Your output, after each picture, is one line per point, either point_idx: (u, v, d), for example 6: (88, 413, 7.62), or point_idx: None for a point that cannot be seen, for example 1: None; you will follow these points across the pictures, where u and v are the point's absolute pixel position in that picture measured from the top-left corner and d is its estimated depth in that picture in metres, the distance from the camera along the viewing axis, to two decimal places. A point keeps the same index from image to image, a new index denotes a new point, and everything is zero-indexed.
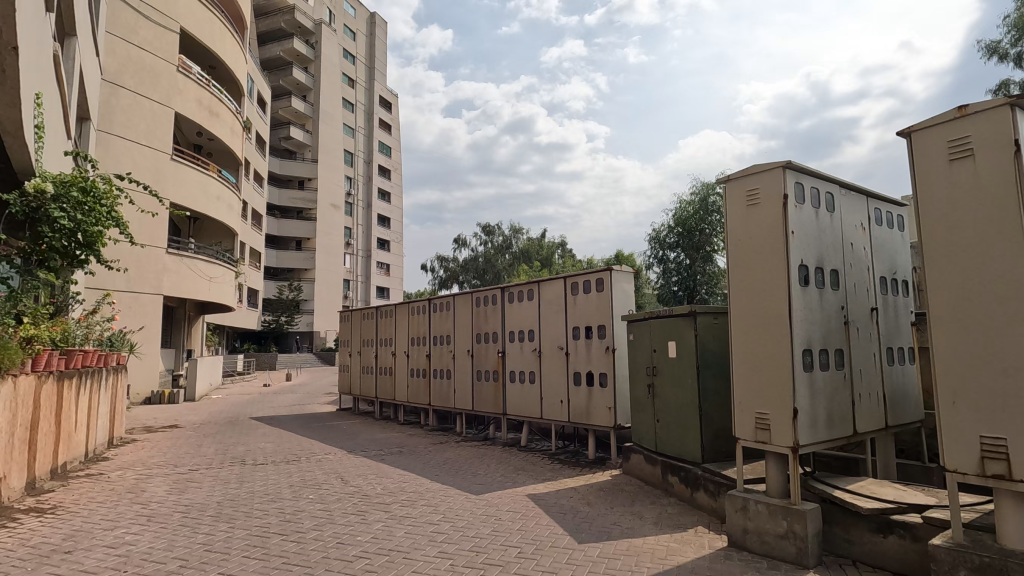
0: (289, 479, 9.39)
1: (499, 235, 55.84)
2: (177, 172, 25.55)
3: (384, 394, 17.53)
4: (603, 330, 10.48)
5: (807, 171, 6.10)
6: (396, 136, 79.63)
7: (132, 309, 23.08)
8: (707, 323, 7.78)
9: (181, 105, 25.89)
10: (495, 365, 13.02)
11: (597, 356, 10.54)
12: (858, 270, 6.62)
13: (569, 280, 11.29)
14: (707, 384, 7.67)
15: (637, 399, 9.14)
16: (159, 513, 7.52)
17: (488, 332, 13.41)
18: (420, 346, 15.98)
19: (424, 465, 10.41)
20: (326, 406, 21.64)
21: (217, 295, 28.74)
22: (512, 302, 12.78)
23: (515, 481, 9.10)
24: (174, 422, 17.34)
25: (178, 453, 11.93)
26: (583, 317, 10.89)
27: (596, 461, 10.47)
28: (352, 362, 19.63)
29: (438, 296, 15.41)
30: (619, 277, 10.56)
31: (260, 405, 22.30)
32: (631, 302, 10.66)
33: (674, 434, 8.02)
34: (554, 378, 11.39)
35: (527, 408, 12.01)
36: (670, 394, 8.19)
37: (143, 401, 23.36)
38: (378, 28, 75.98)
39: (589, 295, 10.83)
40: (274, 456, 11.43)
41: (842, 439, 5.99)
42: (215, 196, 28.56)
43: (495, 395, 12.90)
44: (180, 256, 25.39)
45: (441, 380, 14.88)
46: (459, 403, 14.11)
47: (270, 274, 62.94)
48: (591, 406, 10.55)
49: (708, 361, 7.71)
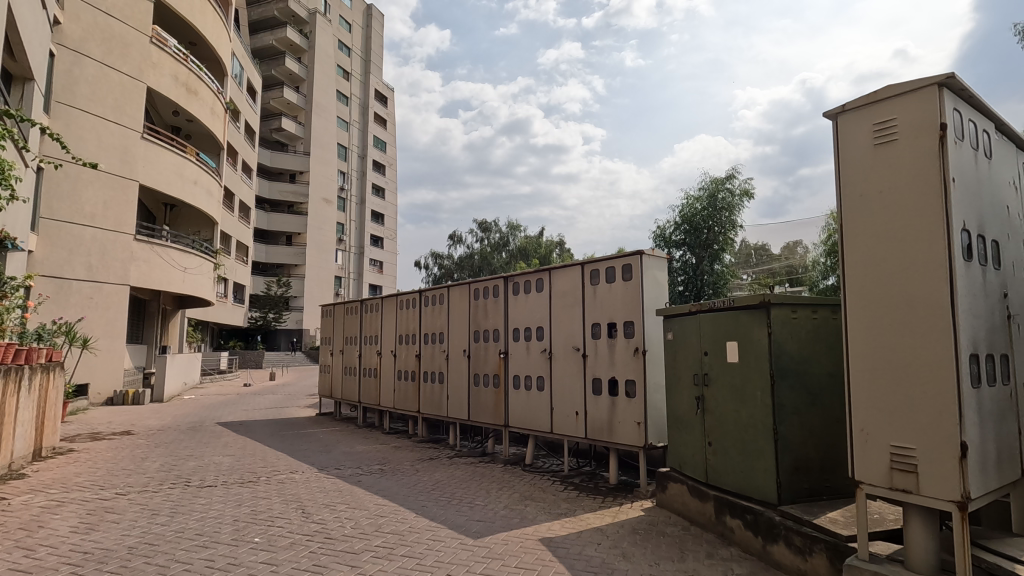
0: (235, 511, 7.37)
1: (495, 232, 53.98)
2: (148, 152, 23.40)
3: (368, 399, 15.54)
4: (630, 328, 8.58)
5: (966, 96, 4.20)
6: (390, 131, 77.60)
7: (93, 300, 21.00)
8: (783, 318, 5.88)
9: (154, 79, 23.79)
10: (496, 368, 11.08)
11: (623, 359, 8.63)
12: (1015, 244, 4.74)
13: (587, 267, 9.38)
14: (785, 399, 5.76)
15: (679, 414, 7.28)
16: (42, 565, 5.49)
17: (487, 330, 11.48)
18: (409, 346, 14.04)
19: (410, 491, 8.45)
20: (305, 410, 19.61)
21: (192, 288, 26.67)
22: (516, 294, 10.86)
23: (523, 518, 7.13)
24: (129, 427, 15.25)
25: (114, 469, 9.87)
26: (605, 311, 8.99)
27: (620, 487, 8.58)
28: (333, 361, 17.62)
29: (430, 288, 13.48)
30: (650, 263, 8.65)
31: (232, 408, 20.21)
32: (663, 293, 8.76)
33: (734, 463, 6.15)
34: (568, 385, 9.49)
35: (533, 420, 10.10)
36: (726, 410, 6.33)
37: (105, 402, 21.24)
38: (374, 20, 74.10)
39: (613, 285, 8.92)
40: (227, 476, 9.41)
41: (1012, 486, 4.12)
42: (192, 180, 26.50)
43: (495, 405, 10.96)
44: (151, 243, 23.36)
45: (432, 385, 12.94)
46: (452, 412, 12.17)
47: (258, 269, 60.63)
48: (614, 420, 8.64)
49: (786, 368, 5.80)
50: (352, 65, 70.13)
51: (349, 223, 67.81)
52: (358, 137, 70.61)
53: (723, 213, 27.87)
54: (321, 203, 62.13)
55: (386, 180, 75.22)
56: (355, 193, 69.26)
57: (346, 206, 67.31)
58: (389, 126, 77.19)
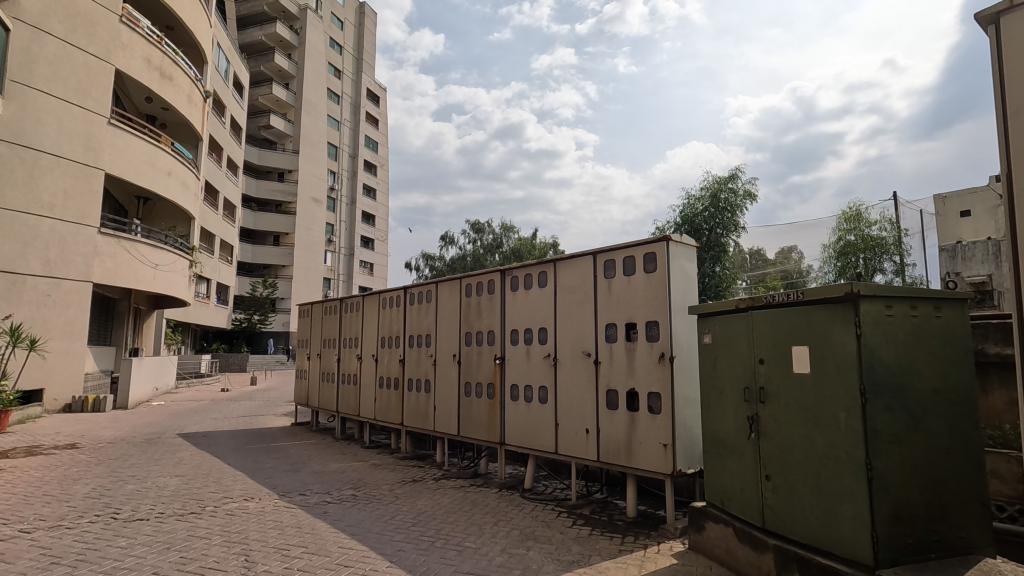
0: (157, 559, 5.76)
1: (488, 233, 52.38)
2: (115, 139, 21.67)
3: (347, 409, 13.96)
4: (654, 329, 7.12)
5: None
6: (382, 130, 76.01)
7: (51, 298, 19.28)
8: (875, 316, 4.43)
9: (124, 62, 22.13)
10: (491, 376, 9.57)
11: (644, 367, 7.16)
12: None
13: (601, 257, 7.93)
14: (881, 424, 4.31)
15: (720, 436, 5.83)
16: None
17: (481, 332, 9.98)
18: (392, 350, 12.51)
19: (385, 527, 6.89)
20: (280, 419, 17.94)
21: (163, 286, 24.93)
22: (515, 291, 9.36)
23: (525, 569, 5.60)
24: (76, 438, 13.57)
25: (32, 495, 8.24)
26: (621, 310, 7.54)
27: (640, 523, 7.09)
28: (310, 366, 16.02)
29: (416, 284, 11.97)
30: (677, 251, 7.20)
31: (201, 416, 18.55)
32: (693, 288, 7.33)
33: (806, 506, 4.70)
34: (577, 397, 8.00)
35: (534, 438, 8.61)
36: (791, 436, 4.89)
37: (62, 408, 19.52)
38: (367, 19, 72.70)
39: (631, 278, 7.46)
40: (165, 505, 7.78)
41: None
42: (166, 171, 24.80)
43: (490, 418, 9.46)
44: (118, 237, 21.65)
45: (417, 394, 11.41)
46: (440, 425, 10.64)
47: (243, 269, 58.69)
48: (633, 441, 7.17)
49: (881, 383, 4.34)
50: (344, 63, 68.53)
51: (339, 223, 66.01)
52: (350, 136, 68.96)
53: (725, 213, 26.54)
54: (309, 202, 60.32)
55: (377, 181, 73.62)
56: (346, 193, 67.56)
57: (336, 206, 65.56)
58: (380, 126, 75.54)
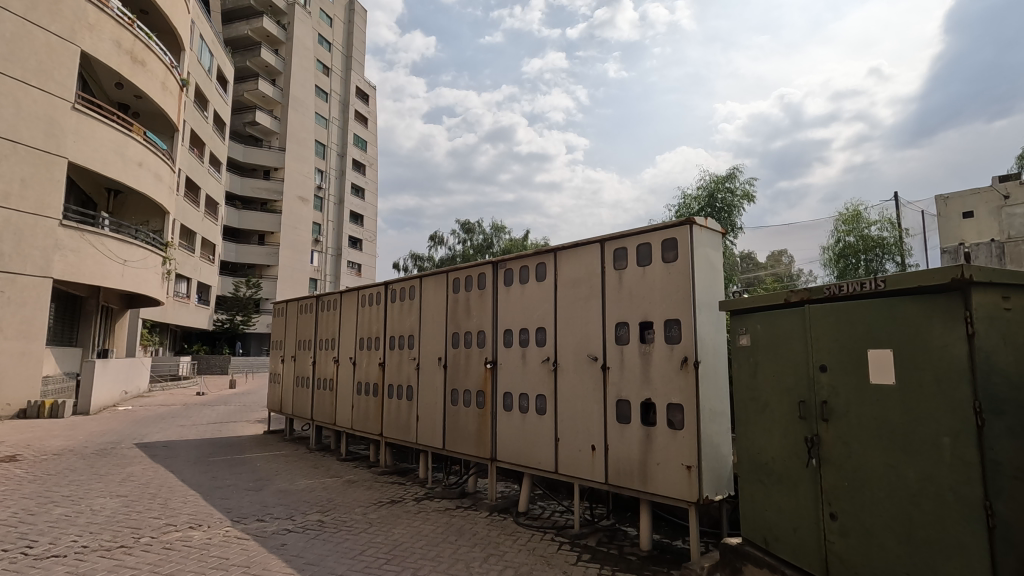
0: None
1: (478, 233, 51.11)
2: (80, 125, 20.23)
3: (322, 417, 12.73)
4: (674, 328, 6.03)
5: None
6: (371, 129, 74.60)
7: (4, 294, 17.85)
8: (990, 311, 3.35)
9: (91, 44, 20.73)
10: (481, 383, 8.43)
11: (663, 373, 6.06)
12: None
13: (610, 245, 6.83)
14: (1004, 455, 3.22)
15: (763, 461, 4.74)
16: None
17: (470, 332, 8.84)
18: (371, 352, 11.33)
19: (352, 566, 5.69)
20: (253, 427, 16.61)
21: (133, 283, 23.43)
22: (509, 285, 8.23)
23: None
24: (18, 449, 12.19)
25: None
26: (634, 305, 6.45)
27: (657, 559, 5.96)
28: (284, 370, 14.76)
29: (398, 279, 10.83)
30: (701, 237, 6.12)
31: (167, 424, 17.18)
32: (718, 280, 6.25)
33: (892, 557, 3.62)
34: (581, 409, 6.89)
35: (530, 456, 7.48)
36: (867, 466, 3.81)
37: (15, 414, 18.02)
38: (357, 16, 71.38)
39: (647, 269, 6.37)
40: (90, 537, 6.51)
41: None
42: (137, 162, 23.31)
43: (479, 429, 8.32)
44: (81, 230, 20.21)
45: (398, 402, 10.25)
46: (423, 438, 9.48)
47: (226, 268, 56.94)
48: (648, 460, 6.08)
49: (1001, 399, 3.26)
50: (332, 60, 66.97)
51: (326, 223, 64.37)
52: (338, 134, 67.46)
53: (723, 214, 25.63)
54: (295, 201, 58.75)
55: (366, 180, 72.16)
56: (334, 192, 66.06)
57: (323, 205, 63.94)
58: (369, 125, 74.05)
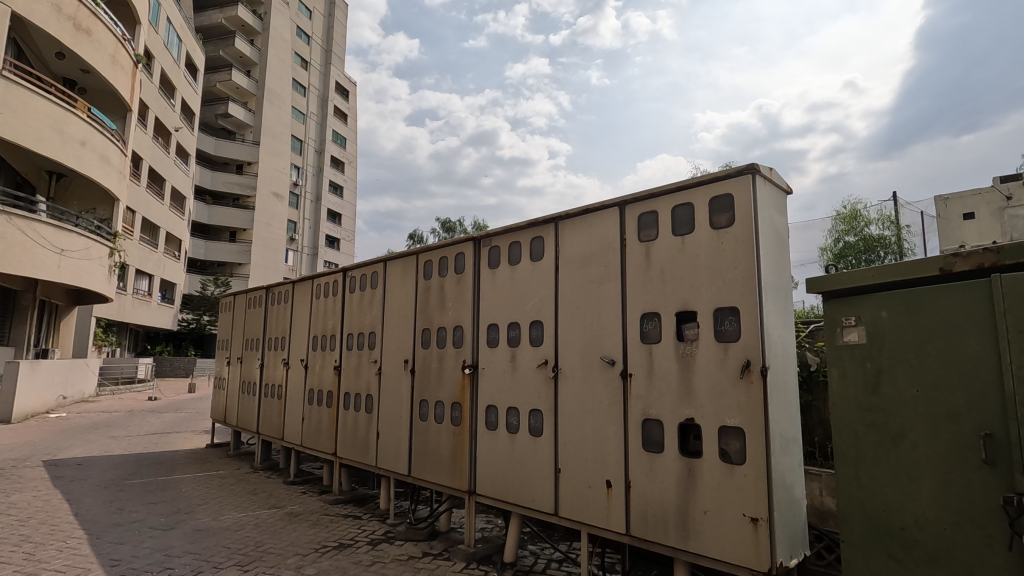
0: None
1: (460, 232, 49.06)
2: (8, 97, 17.85)
3: (269, 431, 10.75)
4: (729, 321, 4.28)
5: None
6: (351, 126, 72.16)
7: None
8: None
9: (26, 6, 18.44)
10: (458, 393, 6.61)
11: (711, 383, 4.32)
12: None
13: (633, 208, 5.07)
14: None
15: (893, 523, 2.94)
16: None
17: (443, 329, 7.02)
18: (326, 353, 9.43)
19: None
20: (196, 439, 14.42)
21: (74, 276, 21.02)
22: (495, 268, 6.43)
23: None
24: None
25: None
26: (671, 288, 4.67)
27: None
28: (229, 375, 12.74)
29: (358, 266, 8.97)
30: (765, 194, 4.39)
31: (97, 435, 14.90)
32: (785, 255, 4.53)
33: None
34: (591, 430, 5.11)
35: (521, 490, 5.66)
36: None
37: None
38: (338, 10, 69.06)
39: (689, 237, 4.61)
40: None
41: None
42: (80, 142, 20.87)
43: (453, 452, 6.50)
44: (8, 213, 17.90)
45: (355, 414, 8.38)
46: (385, 460, 7.61)
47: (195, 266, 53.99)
48: (690, 506, 4.31)
49: None
50: (311, 53, 64.50)
51: (302, 221, 61.66)
52: (317, 129, 64.86)
53: None
54: (269, 197, 56.05)
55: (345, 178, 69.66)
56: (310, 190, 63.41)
57: (299, 202, 61.33)
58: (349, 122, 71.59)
